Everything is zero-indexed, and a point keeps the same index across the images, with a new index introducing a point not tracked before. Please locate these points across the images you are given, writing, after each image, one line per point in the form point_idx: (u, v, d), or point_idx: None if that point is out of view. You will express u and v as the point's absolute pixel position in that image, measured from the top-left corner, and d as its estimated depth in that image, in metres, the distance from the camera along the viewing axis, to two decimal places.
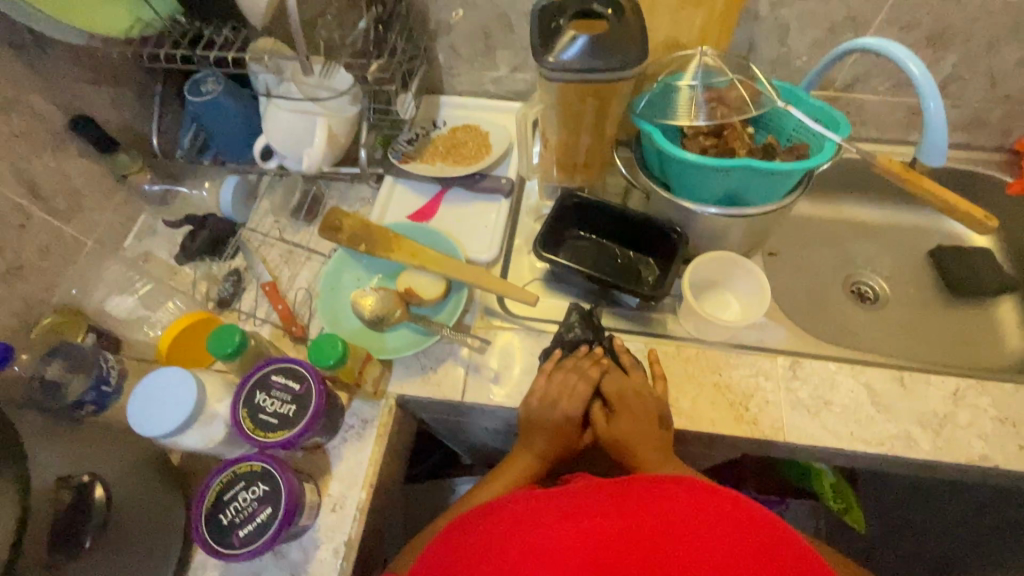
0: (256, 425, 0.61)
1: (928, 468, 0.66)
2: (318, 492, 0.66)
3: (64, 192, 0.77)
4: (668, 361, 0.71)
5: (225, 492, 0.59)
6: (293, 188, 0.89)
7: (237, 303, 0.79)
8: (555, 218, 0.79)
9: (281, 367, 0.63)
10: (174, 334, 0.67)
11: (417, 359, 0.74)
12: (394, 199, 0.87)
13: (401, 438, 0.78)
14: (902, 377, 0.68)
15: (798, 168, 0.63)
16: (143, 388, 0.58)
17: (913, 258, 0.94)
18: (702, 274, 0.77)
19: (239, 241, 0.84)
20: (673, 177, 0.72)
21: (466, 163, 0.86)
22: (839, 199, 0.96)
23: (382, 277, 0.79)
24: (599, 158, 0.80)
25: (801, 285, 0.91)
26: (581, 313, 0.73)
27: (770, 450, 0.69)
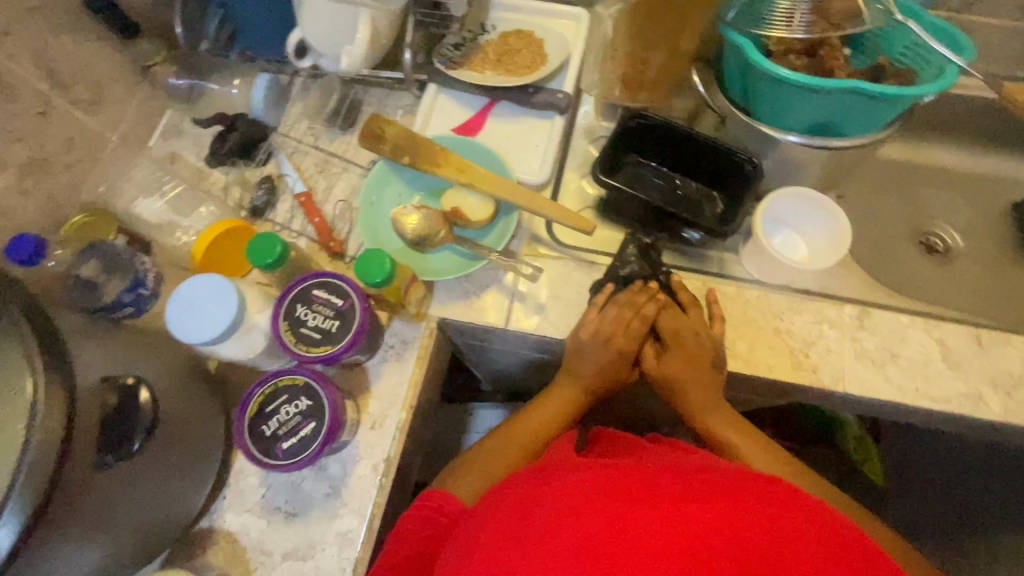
0: (297, 339, 0.59)
1: (990, 429, 0.63)
2: (358, 410, 0.65)
3: (84, 79, 0.71)
4: (727, 302, 0.67)
5: (267, 404, 0.57)
6: (330, 92, 0.82)
7: (270, 213, 0.75)
8: (616, 140, 0.72)
9: (323, 282, 0.60)
10: (209, 240, 0.64)
11: (461, 284, 0.70)
12: (437, 109, 0.80)
13: (437, 363, 0.76)
14: (979, 335, 0.64)
15: (910, 95, 0.55)
16: (181, 294, 0.56)
17: (992, 210, 0.87)
18: (771, 213, 0.71)
19: (271, 147, 0.78)
20: (758, 101, 0.64)
21: (520, 73, 0.78)
22: (925, 142, 0.87)
23: (424, 195, 0.74)
24: (671, 75, 0.71)
25: (867, 232, 0.85)
26: (638, 246, 0.68)
27: (825, 400, 0.66)
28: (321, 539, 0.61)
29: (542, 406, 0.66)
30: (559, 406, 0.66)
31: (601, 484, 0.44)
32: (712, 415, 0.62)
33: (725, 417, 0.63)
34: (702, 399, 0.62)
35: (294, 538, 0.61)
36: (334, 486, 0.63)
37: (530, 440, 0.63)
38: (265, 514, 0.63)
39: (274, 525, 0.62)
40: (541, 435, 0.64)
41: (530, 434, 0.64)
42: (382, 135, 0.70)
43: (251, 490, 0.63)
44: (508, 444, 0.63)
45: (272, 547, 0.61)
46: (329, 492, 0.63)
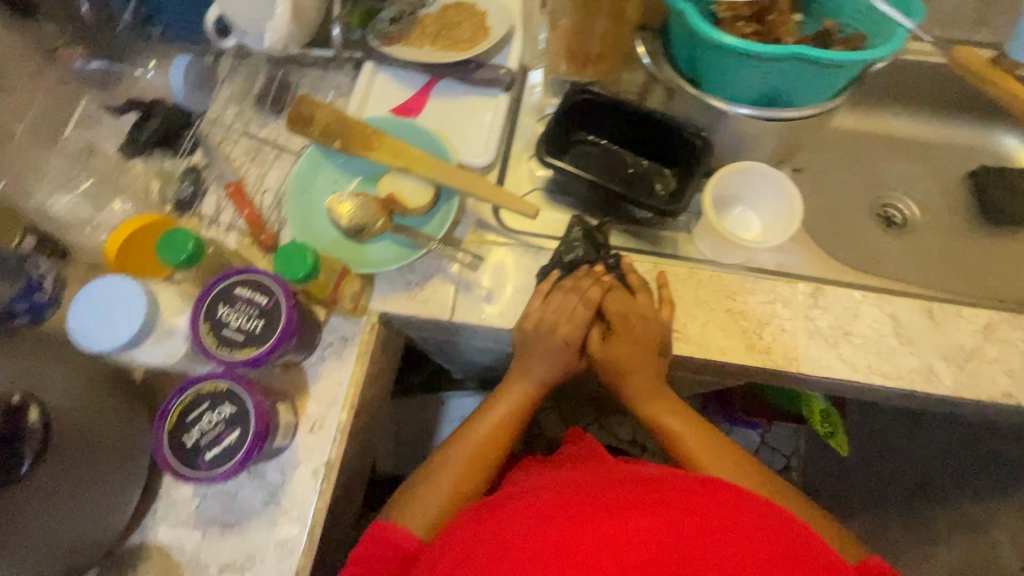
0: (219, 342, 0.55)
1: (943, 403, 0.62)
2: (295, 412, 0.61)
3: None
4: (679, 284, 0.65)
5: (189, 413, 0.54)
6: (256, 73, 0.76)
7: (197, 206, 0.70)
8: (560, 117, 0.69)
9: (246, 280, 0.56)
10: (120, 240, 0.58)
11: (402, 275, 0.66)
12: (375, 89, 0.75)
13: (385, 357, 0.73)
14: (932, 309, 0.63)
15: (857, 60, 0.52)
16: (85, 299, 0.51)
17: (949, 178, 0.86)
18: (724, 190, 0.68)
19: (196, 134, 0.73)
20: (705, 72, 0.60)
21: (459, 48, 0.74)
22: (883, 111, 0.85)
23: (361, 181, 0.69)
24: (617, 46, 0.67)
25: (825, 206, 0.83)
26: (585, 228, 0.65)
27: (780, 381, 0.65)
28: (260, 549, 0.58)
29: (493, 410, 0.63)
30: (509, 408, 0.63)
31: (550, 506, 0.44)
32: (658, 403, 0.62)
33: (671, 405, 0.62)
34: (648, 385, 0.62)
35: (231, 550, 0.58)
36: (273, 493, 0.60)
37: (480, 451, 0.61)
38: (199, 526, 0.59)
39: (210, 537, 0.59)
40: (493, 442, 0.62)
41: (480, 440, 0.61)
42: (311, 119, 0.66)
43: (185, 502, 0.60)
44: (456, 455, 0.60)
45: (208, 560, 0.58)
46: (267, 499, 0.60)
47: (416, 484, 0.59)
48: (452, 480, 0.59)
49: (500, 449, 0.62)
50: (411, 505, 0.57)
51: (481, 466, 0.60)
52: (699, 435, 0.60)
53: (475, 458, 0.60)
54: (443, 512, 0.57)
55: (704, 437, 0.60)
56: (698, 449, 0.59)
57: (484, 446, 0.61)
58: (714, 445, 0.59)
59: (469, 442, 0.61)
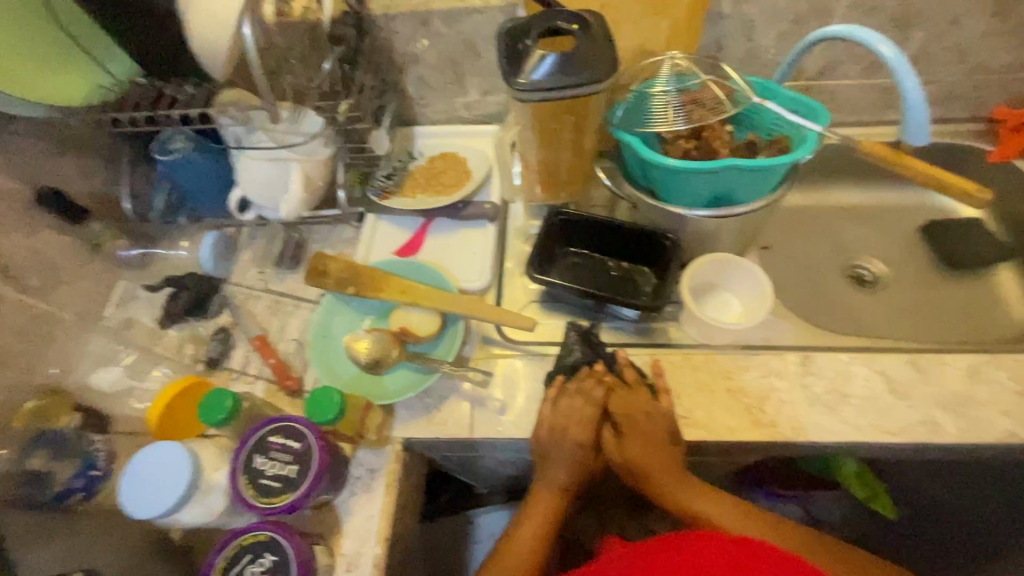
0: (258, 491, 0.58)
1: (955, 452, 0.64)
2: (330, 553, 0.63)
3: (35, 268, 0.75)
4: (676, 371, 0.70)
5: (231, 568, 0.56)
6: (274, 237, 0.87)
7: (227, 361, 0.76)
8: (543, 237, 0.78)
9: (279, 428, 0.61)
10: (161, 406, 0.64)
11: (420, 399, 0.71)
12: (378, 236, 0.85)
13: (411, 482, 0.75)
14: (916, 361, 0.67)
15: (783, 161, 0.62)
16: (134, 467, 0.55)
17: (905, 234, 0.94)
18: (700, 280, 0.75)
19: (223, 297, 0.81)
20: (661, 186, 0.70)
21: (448, 192, 0.85)
22: (827, 185, 0.96)
23: (375, 317, 0.77)
24: (581, 172, 0.79)
25: (798, 276, 0.90)
26: (579, 332, 0.72)
27: (793, 451, 0.67)
28: None
29: (526, 524, 0.65)
30: (539, 518, 0.65)
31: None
32: (683, 491, 0.64)
33: (696, 489, 0.64)
34: (669, 476, 0.64)
35: None
36: None
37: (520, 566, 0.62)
38: None
39: None
40: (531, 557, 0.63)
41: (522, 558, 0.63)
42: (325, 271, 0.74)
43: None
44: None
45: None
46: None
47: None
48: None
49: (539, 560, 0.63)
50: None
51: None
52: (734, 514, 0.62)
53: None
54: None
55: (735, 511, 0.62)
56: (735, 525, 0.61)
57: (523, 562, 0.62)
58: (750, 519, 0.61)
59: (506, 563, 0.62)
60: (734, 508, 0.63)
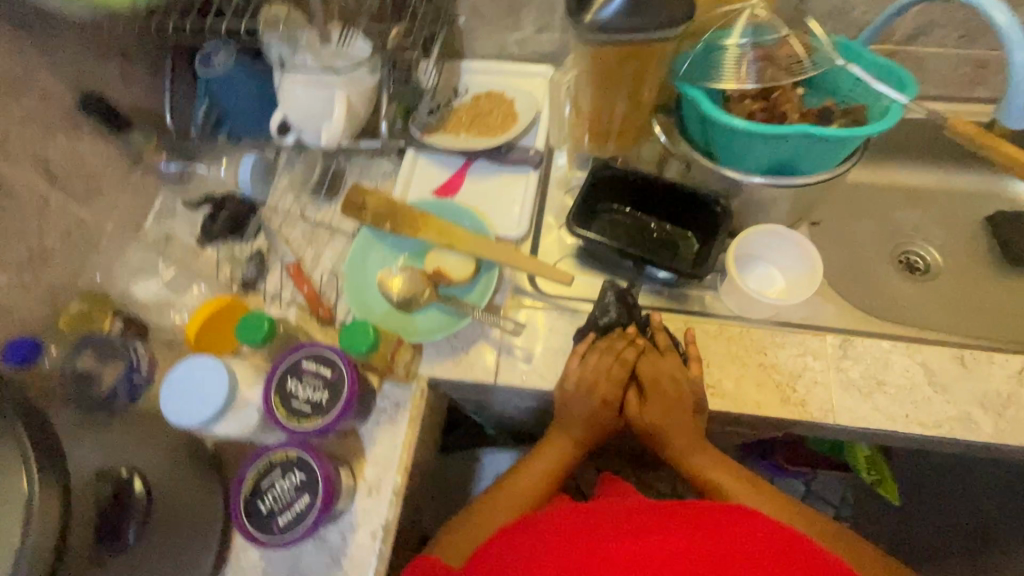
0: (289, 413, 0.60)
1: (986, 451, 0.63)
2: (354, 476, 0.65)
3: (80, 175, 0.75)
4: (709, 340, 0.68)
5: (263, 480, 0.58)
6: (313, 163, 0.85)
7: (261, 285, 0.77)
8: (587, 191, 0.75)
9: (311, 354, 0.62)
10: (200, 320, 0.66)
11: (448, 341, 0.72)
12: (417, 174, 0.83)
13: (432, 419, 0.77)
14: (962, 356, 0.64)
15: (860, 132, 0.57)
16: (175, 378, 0.57)
17: (966, 223, 0.89)
18: (745, 249, 0.72)
19: (260, 221, 0.82)
20: (720, 148, 0.66)
21: (493, 134, 0.82)
22: (892, 163, 0.90)
23: (408, 256, 0.76)
24: (635, 124, 0.75)
25: (845, 255, 0.86)
26: (618, 292, 0.70)
27: (820, 432, 0.66)
28: None
29: (534, 463, 0.67)
30: (549, 462, 0.67)
31: (560, 531, 0.52)
32: (695, 456, 0.65)
33: (708, 455, 0.65)
34: (685, 441, 0.64)
35: None
36: (335, 556, 0.63)
37: (523, 501, 0.64)
38: None
39: None
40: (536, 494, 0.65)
41: (529, 493, 0.65)
42: (363, 205, 0.73)
43: (251, 568, 0.63)
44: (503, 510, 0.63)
45: None
46: (330, 562, 0.63)
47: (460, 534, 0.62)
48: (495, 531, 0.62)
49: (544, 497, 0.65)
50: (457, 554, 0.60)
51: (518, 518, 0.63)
52: (742, 486, 0.62)
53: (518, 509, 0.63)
54: None
55: (742, 484, 0.63)
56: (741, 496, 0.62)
57: (527, 497, 0.64)
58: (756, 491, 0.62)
59: (510, 493, 0.64)
60: (745, 480, 0.63)
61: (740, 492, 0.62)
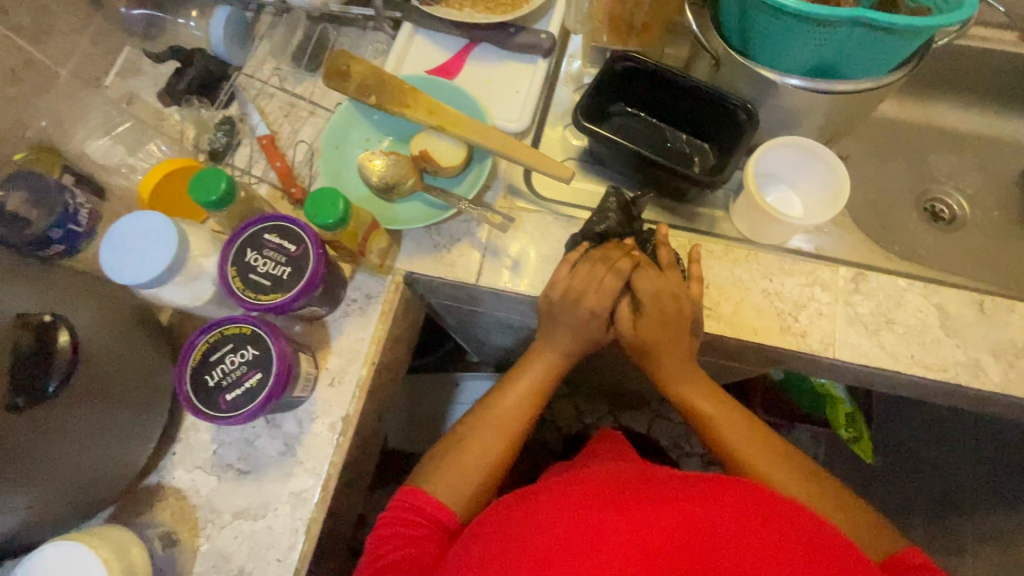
0: (246, 285, 0.54)
1: (989, 402, 0.59)
2: (316, 365, 0.61)
3: (27, 4, 0.65)
4: (712, 261, 0.63)
5: (212, 354, 0.53)
6: (296, 28, 0.76)
7: (231, 157, 0.70)
8: (599, 85, 0.67)
9: (276, 226, 0.56)
10: (155, 180, 0.59)
11: (430, 236, 0.66)
12: (412, 51, 0.74)
13: (407, 321, 0.72)
14: (982, 302, 0.59)
15: (929, 23, 0.48)
16: (117, 231, 0.51)
17: (1002, 173, 0.82)
18: (767, 165, 0.65)
19: (234, 87, 0.73)
20: (759, 40, 0.58)
21: (500, 12, 0.71)
22: (934, 100, 0.82)
23: (394, 141, 0.69)
24: (663, 15, 0.66)
25: (868, 196, 0.80)
26: (620, 200, 0.64)
27: (816, 368, 0.62)
28: (273, 498, 0.58)
29: (518, 381, 0.63)
30: (532, 378, 0.63)
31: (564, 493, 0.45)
32: (685, 383, 0.60)
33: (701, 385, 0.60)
34: (677, 365, 0.60)
35: (245, 496, 0.58)
36: (290, 444, 0.60)
37: (506, 421, 0.60)
38: (216, 471, 0.60)
39: (225, 483, 0.59)
40: (521, 411, 0.61)
41: (508, 411, 0.61)
42: (348, 72, 0.65)
43: (202, 448, 0.60)
44: (483, 427, 0.60)
45: (222, 505, 0.58)
46: (284, 450, 0.60)
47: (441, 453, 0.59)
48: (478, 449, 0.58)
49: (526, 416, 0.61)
50: (438, 472, 0.57)
51: (503, 437, 0.59)
52: (734, 420, 0.58)
53: (499, 429, 0.59)
54: (466, 472, 0.57)
55: (734, 417, 0.58)
56: (733, 432, 0.57)
57: (510, 414, 0.60)
58: (749, 428, 0.57)
59: (494, 408, 0.61)
60: (739, 416, 0.59)
61: (731, 426, 0.58)
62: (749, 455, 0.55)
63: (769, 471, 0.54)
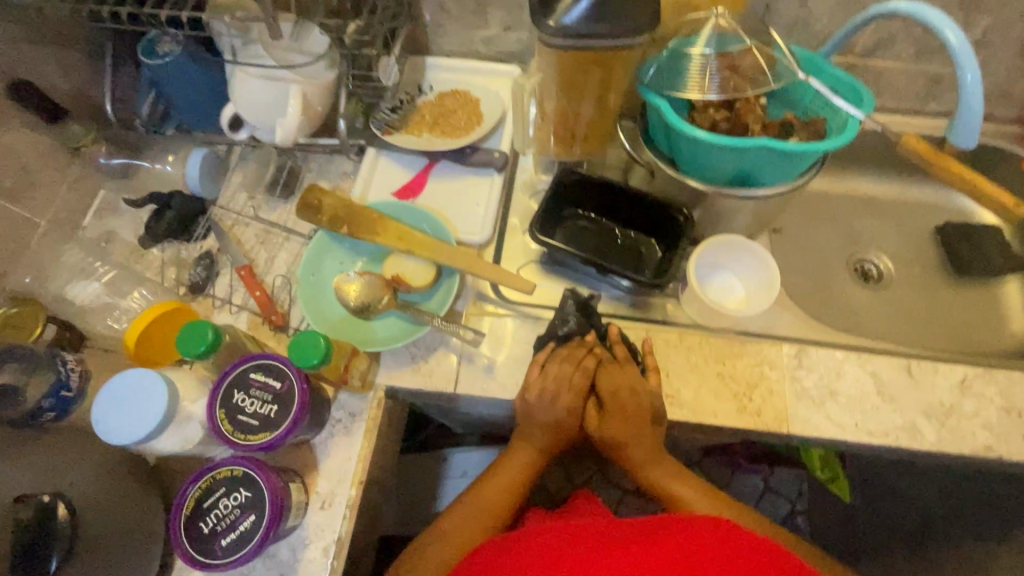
0: (235, 427, 0.57)
1: (929, 458, 0.65)
2: (305, 490, 0.63)
3: (8, 168, 0.69)
4: (668, 349, 0.69)
5: (205, 499, 0.56)
6: (267, 162, 0.82)
7: (210, 288, 0.74)
8: (551, 197, 0.75)
9: (260, 365, 0.59)
10: (139, 328, 0.62)
11: (407, 349, 0.70)
12: (378, 173, 0.81)
13: (391, 428, 0.75)
14: (909, 367, 0.66)
15: (817, 148, 0.58)
16: (109, 392, 0.54)
17: (918, 232, 0.91)
18: (708, 258, 0.73)
19: (210, 221, 0.77)
20: (684, 156, 0.66)
21: (455, 136, 0.80)
22: (851, 172, 0.92)
23: (366, 261, 0.74)
24: (599, 130, 0.73)
25: (802, 263, 0.88)
26: (579, 301, 0.69)
27: (773, 441, 0.67)
28: None
29: (498, 474, 0.65)
30: (512, 473, 0.65)
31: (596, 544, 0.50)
32: (654, 467, 0.65)
33: (669, 467, 0.65)
34: (643, 453, 0.65)
35: None
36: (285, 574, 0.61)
37: (491, 511, 0.62)
38: None
39: None
40: (503, 499, 0.63)
41: (491, 496, 0.63)
42: (320, 206, 0.71)
43: None
44: (467, 518, 0.61)
45: None
46: None
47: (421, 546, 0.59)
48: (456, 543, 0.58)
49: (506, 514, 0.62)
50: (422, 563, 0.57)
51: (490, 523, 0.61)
52: (704, 498, 0.63)
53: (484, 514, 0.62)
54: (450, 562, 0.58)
55: (702, 496, 0.63)
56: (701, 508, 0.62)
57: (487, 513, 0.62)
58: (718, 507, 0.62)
59: (476, 504, 0.62)
60: (708, 494, 0.64)
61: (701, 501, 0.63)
62: None
63: None
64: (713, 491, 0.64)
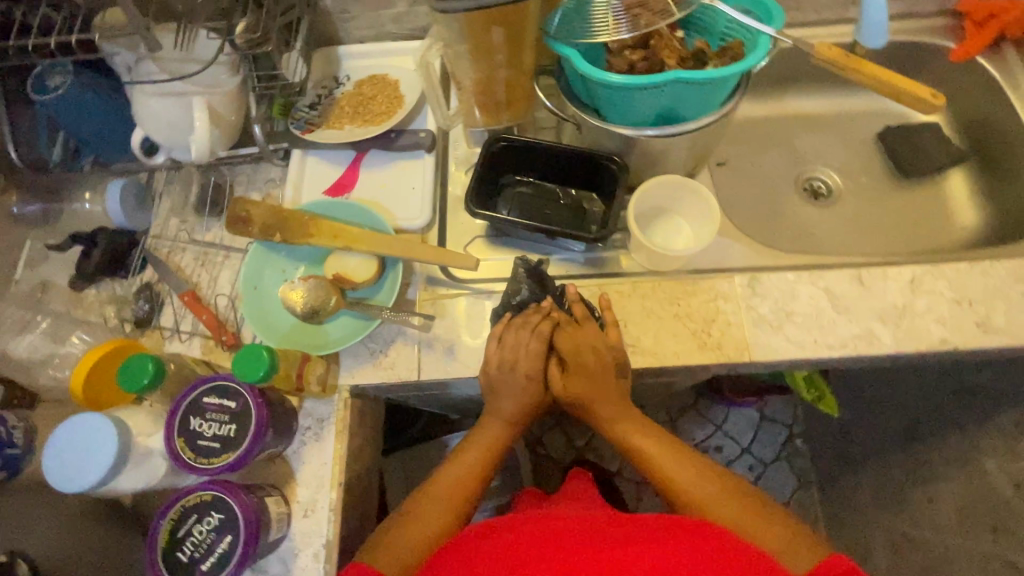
0: (196, 454, 0.56)
1: (891, 361, 0.66)
2: (286, 502, 0.63)
3: None
4: (623, 300, 0.68)
5: (178, 529, 0.55)
6: (192, 182, 0.79)
7: (157, 320, 0.72)
8: (484, 166, 0.73)
9: (211, 388, 0.58)
10: (84, 373, 0.60)
11: (365, 345, 0.69)
12: (308, 174, 0.78)
13: (367, 427, 0.75)
14: (860, 276, 0.67)
15: (731, 72, 0.57)
16: (57, 442, 0.53)
17: (860, 141, 0.91)
18: (650, 202, 0.72)
19: (144, 253, 0.75)
20: (606, 103, 0.65)
21: (379, 121, 0.78)
22: (785, 93, 0.91)
23: (309, 265, 0.72)
24: (521, 91, 0.71)
25: (750, 191, 0.88)
26: (528, 267, 0.68)
27: (739, 372, 0.68)
28: None
29: (467, 451, 0.65)
30: (480, 449, 0.65)
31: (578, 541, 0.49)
32: (622, 424, 0.65)
33: (638, 424, 0.65)
34: (609, 410, 0.65)
35: None
36: None
37: (456, 492, 0.61)
38: None
39: None
40: (470, 475, 0.63)
41: (459, 475, 0.63)
42: (248, 218, 0.65)
43: None
44: (429, 503, 0.60)
45: None
46: None
47: (388, 530, 0.58)
48: (427, 524, 0.58)
49: (473, 492, 0.62)
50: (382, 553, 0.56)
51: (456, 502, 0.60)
52: (668, 452, 0.62)
53: (447, 496, 0.60)
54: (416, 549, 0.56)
55: (669, 450, 0.63)
56: (668, 464, 0.61)
57: (454, 489, 0.61)
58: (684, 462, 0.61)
59: (443, 481, 0.62)
60: (675, 451, 0.62)
61: (668, 455, 0.62)
62: (691, 490, 0.59)
63: (719, 504, 0.57)
64: (680, 447, 0.63)
